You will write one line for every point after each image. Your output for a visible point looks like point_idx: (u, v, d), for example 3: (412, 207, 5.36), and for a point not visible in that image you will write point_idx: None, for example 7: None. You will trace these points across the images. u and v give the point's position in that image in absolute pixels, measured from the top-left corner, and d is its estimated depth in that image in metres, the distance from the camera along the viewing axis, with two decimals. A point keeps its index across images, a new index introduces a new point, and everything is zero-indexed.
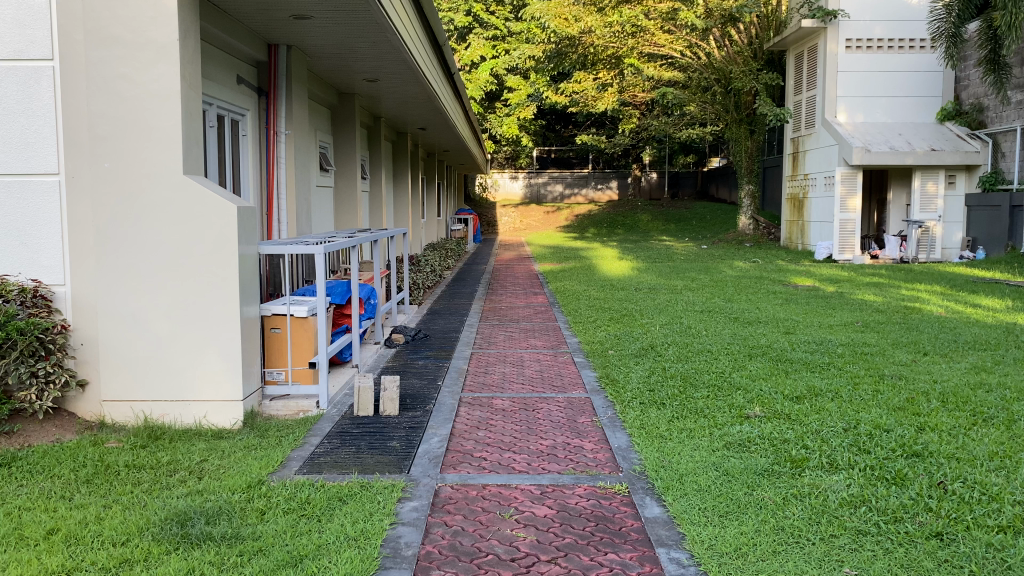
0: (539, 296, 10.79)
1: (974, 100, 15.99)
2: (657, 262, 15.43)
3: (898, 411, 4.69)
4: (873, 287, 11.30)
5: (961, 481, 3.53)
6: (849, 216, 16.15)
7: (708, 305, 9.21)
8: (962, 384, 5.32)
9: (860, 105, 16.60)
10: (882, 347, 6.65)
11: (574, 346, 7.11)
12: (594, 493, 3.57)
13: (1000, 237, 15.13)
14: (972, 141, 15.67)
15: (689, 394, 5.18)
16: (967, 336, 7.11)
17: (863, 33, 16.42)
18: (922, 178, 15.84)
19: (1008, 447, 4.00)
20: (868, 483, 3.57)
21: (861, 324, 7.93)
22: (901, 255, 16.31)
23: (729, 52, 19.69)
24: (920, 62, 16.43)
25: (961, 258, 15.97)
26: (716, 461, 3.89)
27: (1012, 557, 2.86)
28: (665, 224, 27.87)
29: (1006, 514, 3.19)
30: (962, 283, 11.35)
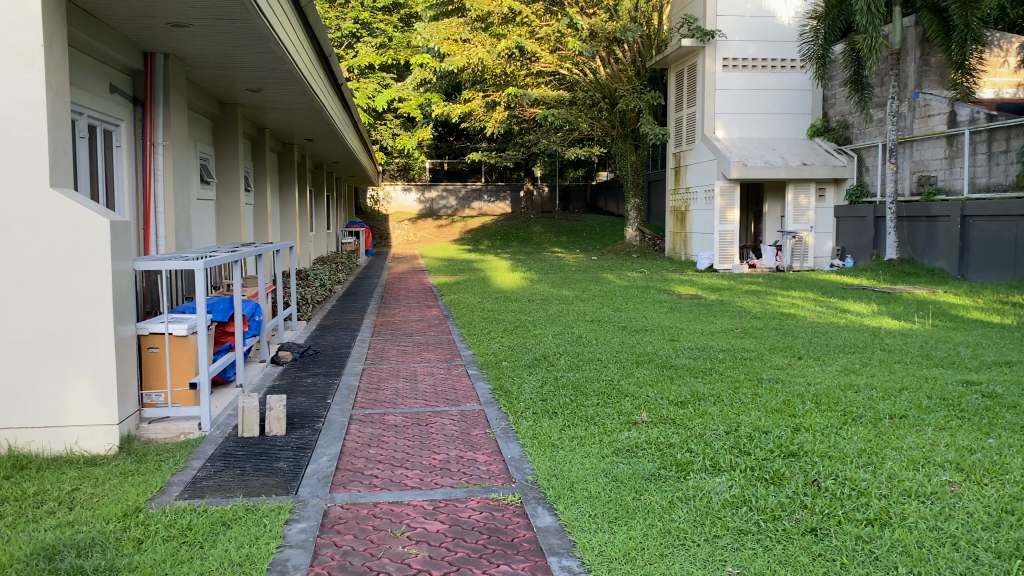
0: (433, 309, 10.72)
1: (840, 118, 17.09)
2: (549, 274, 15.66)
3: (775, 413, 4.91)
4: (751, 295, 11.80)
5: (833, 478, 3.73)
6: (728, 227, 16.83)
7: (598, 315, 9.40)
8: (833, 385, 5.62)
9: (736, 121, 17.34)
10: (760, 352, 6.96)
11: (468, 358, 7.11)
12: (487, 506, 3.58)
13: (866, 246, 16.03)
14: (839, 156, 16.66)
15: (580, 402, 5.27)
16: (838, 340, 7.54)
17: (739, 52, 17.17)
18: (794, 191, 16.71)
19: (874, 444, 4.24)
20: (748, 483, 3.72)
21: (740, 330, 8.26)
22: (777, 263, 17.09)
23: (614, 70, 20.32)
24: (790, 82, 17.39)
25: (831, 266, 16.85)
26: (606, 468, 3.96)
27: (880, 548, 3.03)
28: (557, 236, 28.28)
29: (873, 507, 3.39)
30: (833, 290, 11.99)
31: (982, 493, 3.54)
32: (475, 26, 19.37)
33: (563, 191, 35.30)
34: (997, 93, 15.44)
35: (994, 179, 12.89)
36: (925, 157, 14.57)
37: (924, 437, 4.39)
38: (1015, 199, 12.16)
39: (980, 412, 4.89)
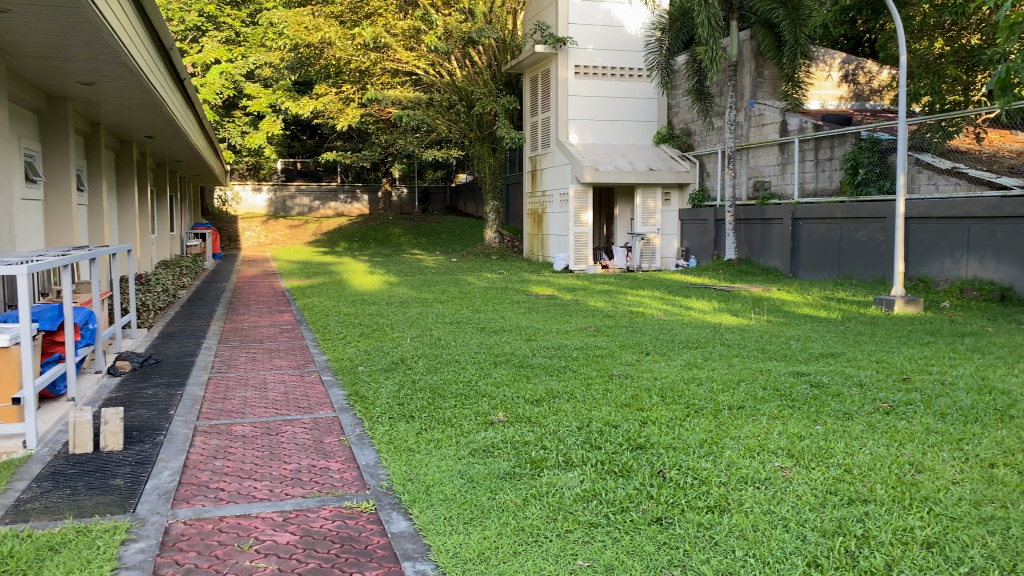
0: (285, 314, 10.40)
1: (683, 126, 18.02)
2: (408, 276, 15.54)
3: (624, 407, 5.09)
4: (604, 294, 12.21)
5: (677, 469, 3.90)
6: (582, 229, 17.28)
7: (456, 317, 9.43)
8: (678, 379, 5.90)
9: (588, 126, 17.84)
10: (612, 349, 7.20)
11: (322, 364, 6.94)
12: (340, 514, 3.51)
13: (708, 247, 16.87)
14: (683, 162, 17.55)
15: (437, 404, 5.26)
16: (682, 336, 7.90)
17: (589, 60, 17.70)
18: (642, 195, 17.40)
19: (714, 434, 4.48)
20: (598, 477, 3.83)
21: (593, 329, 8.52)
22: (627, 264, 17.70)
23: (470, 72, 20.45)
24: (638, 90, 18.13)
25: (677, 266, 17.63)
26: (462, 469, 3.98)
27: (719, 534, 3.20)
28: (415, 238, 28.12)
29: (714, 495, 3.57)
30: (679, 289, 12.57)
31: (809, 476, 3.81)
32: (329, 19, 18.94)
33: (421, 192, 35.19)
34: (822, 104, 16.72)
35: (820, 184, 13.89)
36: (760, 164, 15.57)
37: (759, 426, 4.68)
38: (839, 202, 13.15)
39: (809, 401, 5.26)
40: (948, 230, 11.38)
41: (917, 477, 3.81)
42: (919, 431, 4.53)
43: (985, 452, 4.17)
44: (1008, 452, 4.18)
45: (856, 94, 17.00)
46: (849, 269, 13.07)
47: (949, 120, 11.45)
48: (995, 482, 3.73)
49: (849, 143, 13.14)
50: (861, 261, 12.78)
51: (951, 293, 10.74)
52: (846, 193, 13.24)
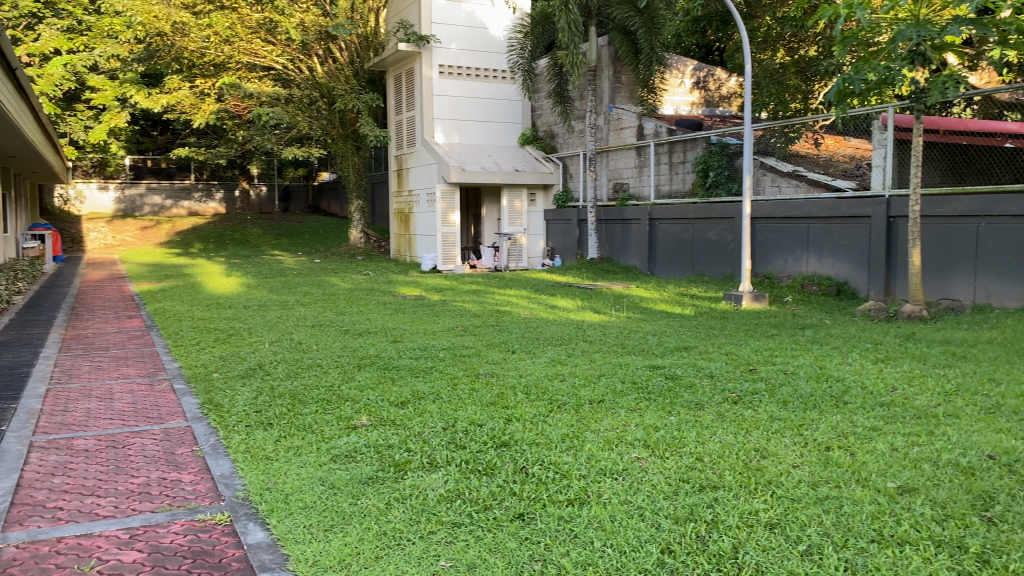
0: (134, 320, 9.85)
1: (547, 128, 18.47)
2: (269, 278, 15.05)
3: (490, 405, 5.13)
4: (471, 293, 12.27)
5: (539, 464, 3.97)
6: (450, 229, 17.24)
7: (319, 319, 9.22)
8: (542, 375, 6.00)
9: (454, 126, 17.84)
10: (477, 348, 7.24)
11: (174, 372, 6.61)
12: (191, 527, 3.36)
13: (572, 246, 17.28)
14: (547, 164, 17.94)
15: (298, 410, 5.12)
16: (546, 333, 8.05)
17: (453, 61, 17.71)
18: (509, 196, 17.62)
19: (576, 429, 4.59)
20: (462, 476, 3.84)
21: (460, 328, 8.54)
22: (495, 264, 17.81)
23: (332, 68, 20.06)
24: (502, 91, 18.37)
25: (542, 265, 17.95)
26: (323, 475, 3.89)
27: (579, 526, 3.28)
28: (276, 238, 27.28)
29: (574, 488, 3.66)
30: (544, 287, 12.79)
31: (664, 465, 3.97)
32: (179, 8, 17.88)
33: (282, 191, 34.30)
34: (675, 109, 17.42)
35: (675, 186, 14.50)
36: (619, 166, 16.11)
37: (618, 418, 4.83)
38: (692, 203, 13.78)
39: (664, 393, 5.48)
40: (790, 229, 12.15)
41: (762, 461, 4.04)
42: (764, 419, 4.81)
43: (821, 436, 4.47)
44: (841, 435, 4.51)
45: (707, 100, 17.90)
46: (703, 267, 13.69)
47: (790, 126, 12.20)
48: (829, 464, 4.01)
49: (700, 147, 13.79)
50: (713, 259, 13.41)
51: (793, 288, 11.46)
52: (698, 195, 13.89)
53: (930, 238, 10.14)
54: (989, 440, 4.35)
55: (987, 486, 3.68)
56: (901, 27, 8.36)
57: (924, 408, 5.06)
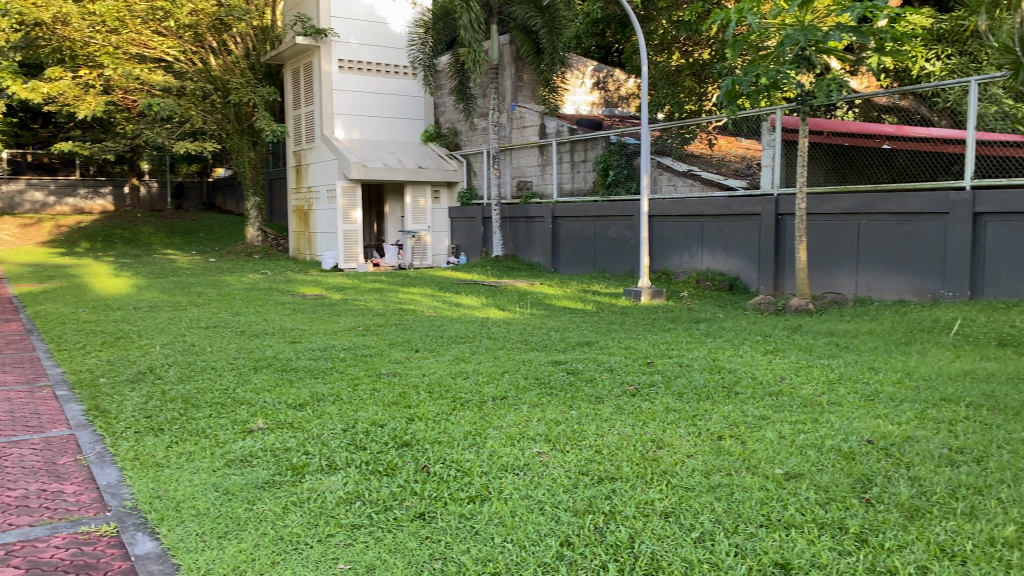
0: (12, 324, 9.30)
1: (449, 125, 18.52)
2: (161, 278, 14.48)
3: (392, 405, 5.08)
4: (373, 292, 12.14)
5: (440, 463, 3.96)
6: (351, 227, 16.96)
7: (214, 320, 8.93)
8: (445, 374, 5.99)
9: (354, 122, 17.59)
10: (380, 347, 7.16)
11: (57, 377, 6.28)
12: (74, 541, 3.20)
13: (477, 244, 17.31)
14: (450, 161, 17.95)
15: (191, 415, 4.95)
16: (450, 332, 8.02)
17: (353, 55, 17.45)
18: (412, 193, 17.50)
19: (478, 426, 4.59)
20: (362, 478, 3.80)
21: (361, 327, 8.42)
22: (398, 262, 17.62)
23: (226, 61, 19.51)
24: (403, 87, 18.26)
25: (447, 262, 17.92)
26: (216, 481, 3.77)
27: (480, 523, 3.29)
28: (169, 236, 26.27)
29: (475, 485, 3.67)
30: (448, 285, 12.77)
31: (565, 459, 4.02)
32: None
33: (175, 188, 33.07)
34: (576, 109, 17.67)
35: (577, 184, 14.73)
36: (522, 164, 16.25)
37: (520, 414, 4.87)
38: (593, 201, 14.00)
39: (565, 387, 5.56)
40: (687, 226, 12.51)
41: (658, 452, 4.15)
42: (660, 411, 4.94)
43: (714, 426, 4.63)
44: (733, 425, 4.68)
45: (607, 100, 18.30)
46: (604, 264, 13.93)
47: (685, 127, 12.55)
48: (722, 453, 4.15)
49: (600, 146, 14.03)
50: (614, 256, 13.67)
51: (689, 283, 11.80)
52: (599, 193, 14.14)
53: (815, 235, 10.62)
54: (868, 426, 4.60)
55: (866, 469, 3.90)
56: (789, 31, 8.70)
57: (810, 396, 5.31)
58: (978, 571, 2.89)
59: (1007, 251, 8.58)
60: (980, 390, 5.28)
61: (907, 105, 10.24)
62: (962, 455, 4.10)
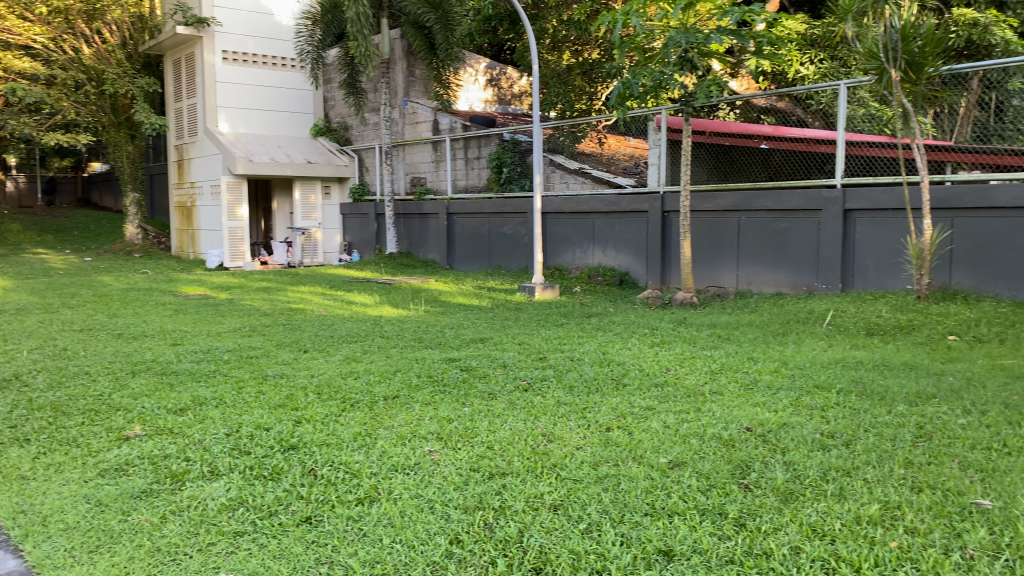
0: None
1: (339, 120, 18.32)
2: (30, 279, 13.63)
3: (278, 408, 4.95)
4: (262, 291, 11.80)
5: (329, 465, 3.88)
6: (237, 224, 16.41)
7: (88, 323, 8.48)
8: (335, 374, 5.88)
9: (240, 115, 17.05)
10: (267, 348, 6.98)
11: None
12: None
13: (370, 240, 17.09)
14: (341, 156, 17.71)
15: (61, 423, 4.68)
16: (342, 331, 7.88)
17: (237, 46, 16.90)
18: (302, 189, 17.13)
19: (369, 426, 4.53)
20: (246, 483, 3.68)
21: (248, 328, 8.17)
22: (288, 260, 17.10)
23: (100, 50, 18.37)
24: (291, 80, 17.87)
25: (339, 260, 17.64)
26: (88, 493, 3.58)
27: (368, 524, 3.25)
28: (40, 234, 24.77)
29: (364, 487, 3.62)
30: (340, 283, 12.54)
31: (456, 456, 4.02)
32: None
33: (46, 183, 31.25)
34: (470, 105, 17.68)
35: (471, 181, 14.75)
36: (415, 160, 16.19)
37: (412, 413, 4.83)
38: (487, 197, 14.05)
39: (457, 384, 5.56)
40: (578, 223, 12.72)
41: (548, 446, 4.20)
42: (551, 404, 5.01)
43: (603, 418, 4.72)
44: (621, 416, 4.79)
45: (500, 97, 18.42)
46: (498, 260, 14.00)
47: (576, 126, 12.76)
48: (610, 444, 4.24)
49: (493, 143, 14.09)
50: (508, 252, 13.75)
51: (582, 279, 12.00)
52: (493, 189, 14.19)
53: (700, 232, 10.99)
54: (747, 413, 4.80)
55: (745, 455, 4.06)
56: (671, 33, 8.97)
57: (693, 386, 5.50)
58: (846, 549, 3.05)
59: (873, 245, 9.10)
60: (848, 377, 5.61)
61: (783, 106, 10.74)
62: (833, 439, 4.33)
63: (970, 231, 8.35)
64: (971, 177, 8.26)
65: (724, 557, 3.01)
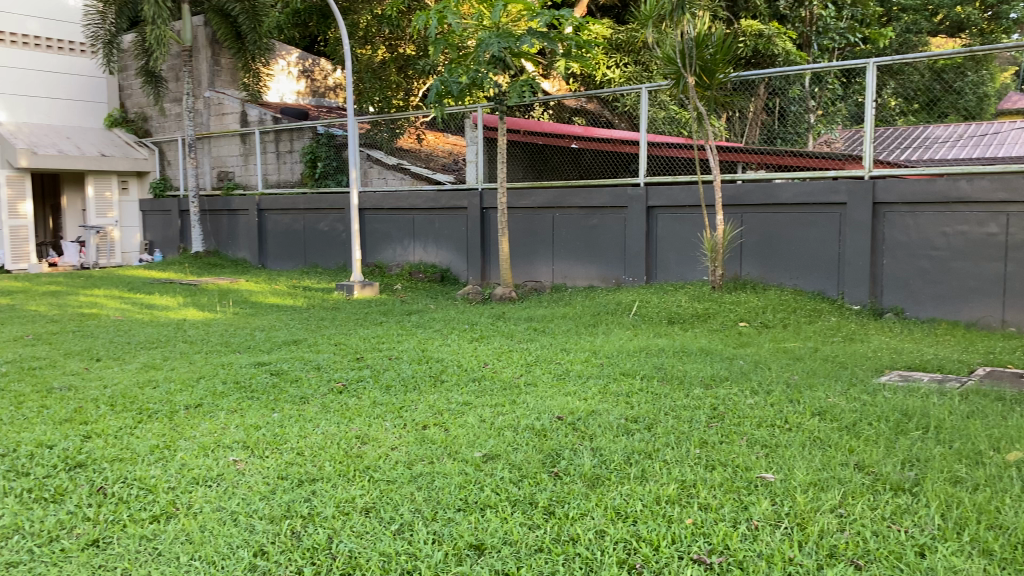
0: None
1: (137, 109, 17.41)
2: None
3: (64, 423, 4.54)
4: (49, 296, 10.80)
5: (120, 482, 3.61)
6: (20, 223, 14.91)
7: None
8: (131, 384, 5.47)
9: (21, 103, 15.50)
10: (52, 359, 6.37)
11: None
12: None
13: (174, 239, 16.09)
14: (140, 149, 16.72)
15: None
16: (139, 337, 7.35)
17: (15, 27, 15.31)
18: (95, 184, 15.94)
19: (168, 438, 4.26)
20: (22, 508, 3.35)
21: (32, 337, 7.44)
22: (81, 261, 15.64)
23: None
24: (79, 66, 16.54)
25: (140, 260, 16.47)
26: None
27: (163, 543, 3.05)
28: None
29: (160, 502, 3.40)
30: (141, 285, 11.71)
31: (263, 465, 3.86)
32: None
33: None
34: (281, 97, 17.07)
35: (283, 176, 14.31)
36: (222, 154, 15.55)
37: (217, 421, 4.59)
38: (301, 194, 13.65)
39: (267, 390, 5.33)
40: (395, 220, 12.63)
41: (361, 448, 4.13)
42: (366, 406, 4.92)
43: (419, 416, 4.70)
44: (437, 413, 4.78)
45: (313, 90, 17.96)
46: (314, 258, 13.62)
47: (394, 122, 12.46)
48: (425, 442, 4.23)
49: (307, 137, 13.71)
50: (324, 250, 13.41)
51: (402, 276, 11.91)
52: (307, 185, 13.81)
53: (515, 228, 11.23)
54: (558, 403, 4.94)
55: (555, 444, 4.18)
56: (484, 34, 9.09)
57: (509, 379, 5.61)
58: (646, 529, 3.21)
59: (674, 240, 9.68)
60: (652, 364, 5.92)
61: (592, 109, 11.16)
62: (637, 424, 4.55)
63: (757, 226, 9.06)
64: (757, 176, 8.94)
65: (533, 546, 3.07)
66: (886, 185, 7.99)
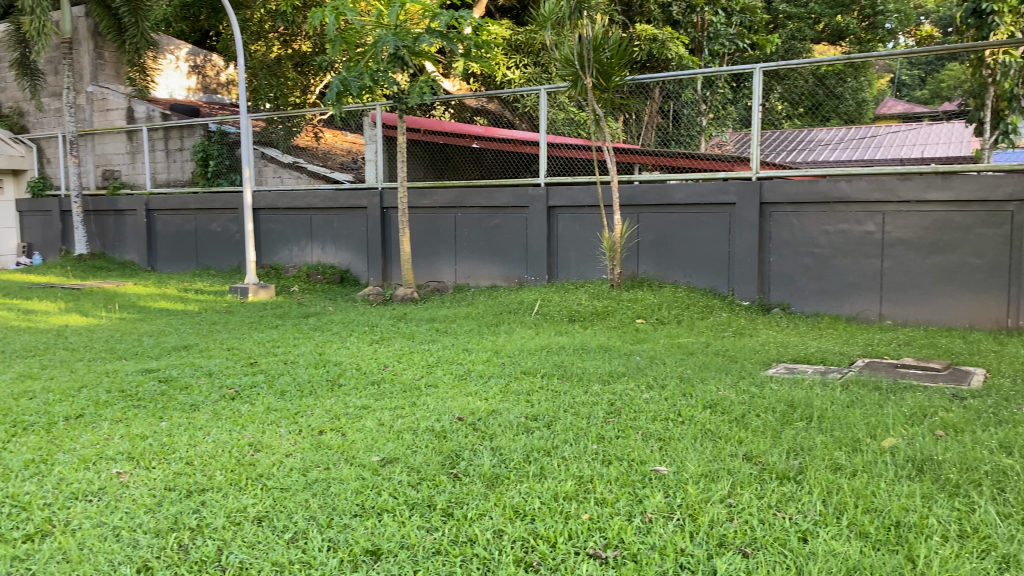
0: None
1: (12, 103, 16.65)
2: None
3: None
4: None
5: None
6: None
7: None
8: (5, 396, 5.15)
9: None
10: None
11: None
12: None
13: (54, 241, 15.24)
14: (17, 146, 15.79)
15: None
16: (14, 345, 6.93)
17: None
18: None
19: (44, 452, 4.03)
20: None
21: None
22: None
23: None
24: None
25: (16, 263, 15.53)
26: None
27: (37, 563, 2.89)
28: None
29: (35, 520, 3.22)
30: (18, 290, 11.05)
31: (148, 477, 3.70)
32: None
33: None
34: (171, 93, 16.48)
35: (173, 175, 13.92)
36: (107, 151, 14.96)
37: (99, 433, 4.38)
38: (192, 193, 13.18)
39: (155, 398, 5.12)
40: (292, 220, 12.35)
41: (255, 455, 4.01)
42: (260, 412, 4.79)
43: (315, 421, 4.61)
44: (334, 418, 4.70)
45: (205, 86, 17.45)
46: (207, 260, 13.16)
47: (292, 121, 12.24)
48: (321, 448, 4.15)
49: (198, 134, 13.32)
50: (217, 251, 12.98)
51: (299, 277, 11.64)
52: (198, 184, 13.47)
53: (415, 229, 11.17)
54: (459, 404, 4.94)
55: (454, 445, 4.18)
56: (381, 33, 9.00)
57: (409, 381, 5.56)
58: (543, 526, 3.24)
59: (573, 239, 9.83)
60: (552, 362, 5.98)
61: (494, 109, 11.37)
62: (536, 422, 4.59)
63: (652, 225, 9.28)
64: (652, 176, 9.15)
65: (430, 549, 3.06)
66: (772, 186, 8.33)
